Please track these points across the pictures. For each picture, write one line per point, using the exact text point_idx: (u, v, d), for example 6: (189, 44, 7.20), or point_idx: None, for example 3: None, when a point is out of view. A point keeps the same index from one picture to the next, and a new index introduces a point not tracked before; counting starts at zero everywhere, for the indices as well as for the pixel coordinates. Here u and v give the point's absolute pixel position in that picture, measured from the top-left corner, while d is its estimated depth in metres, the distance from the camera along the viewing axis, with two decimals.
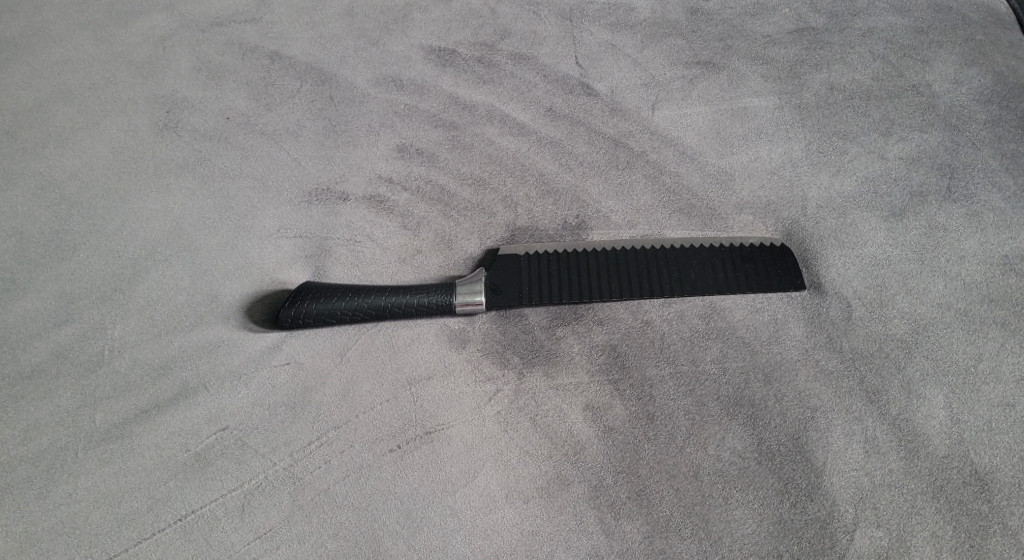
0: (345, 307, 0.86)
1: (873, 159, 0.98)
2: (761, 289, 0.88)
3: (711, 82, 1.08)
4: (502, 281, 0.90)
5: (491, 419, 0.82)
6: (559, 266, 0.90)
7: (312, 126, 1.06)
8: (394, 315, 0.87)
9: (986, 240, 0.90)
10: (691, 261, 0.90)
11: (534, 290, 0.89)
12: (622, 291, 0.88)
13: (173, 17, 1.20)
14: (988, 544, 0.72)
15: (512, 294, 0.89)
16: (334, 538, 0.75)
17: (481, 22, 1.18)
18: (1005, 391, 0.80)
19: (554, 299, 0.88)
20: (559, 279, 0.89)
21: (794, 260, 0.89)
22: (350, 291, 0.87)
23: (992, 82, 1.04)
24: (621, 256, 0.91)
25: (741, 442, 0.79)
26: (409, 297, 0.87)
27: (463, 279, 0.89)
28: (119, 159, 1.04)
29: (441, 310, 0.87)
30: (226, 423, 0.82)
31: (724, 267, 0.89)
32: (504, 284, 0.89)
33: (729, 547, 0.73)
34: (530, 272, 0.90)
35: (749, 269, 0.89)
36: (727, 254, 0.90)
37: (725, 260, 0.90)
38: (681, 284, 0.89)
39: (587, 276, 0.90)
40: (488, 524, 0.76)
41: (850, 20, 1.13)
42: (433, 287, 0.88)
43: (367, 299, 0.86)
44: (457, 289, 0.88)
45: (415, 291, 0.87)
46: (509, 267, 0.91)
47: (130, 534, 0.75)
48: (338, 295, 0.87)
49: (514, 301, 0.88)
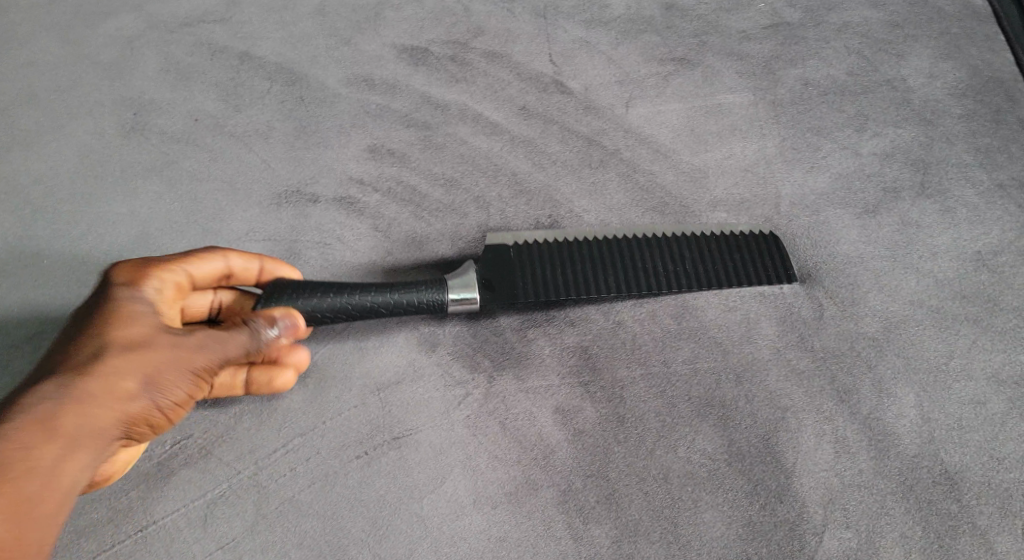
0: (330, 305, 0.78)
1: (847, 155, 0.97)
2: (746, 283, 0.87)
3: (686, 79, 1.06)
4: (495, 277, 0.87)
5: (460, 424, 0.81)
6: (552, 261, 0.88)
7: (282, 128, 1.05)
8: (382, 313, 0.80)
9: (958, 237, 0.90)
10: (679, 253, 0.89)
11: (530, 284, 0.86)
12: (617, 286, 0.87)
13: (141, 17, 1.16)
14: (957, 544, 0.72)
15: (504, 289, 0.86)
16: (297, 548, 0.74)
17: (454, 20, 1.15)
18: (973, 389, 0.80)
19: (550, 293, 0.86)
20: (554, 273, 0.87)
21: (783, 249, 0.89)
22: (330, 287, 0.80)
23: (967, 76, 1.03)
24: (616, 251, 0.89)
25: (712, 443, 0.78)
26: (395, 296, 0.81)
27: (454, 275, 0.85)
28: (86, 162, 1.02)
29: (432, 308, 0.83)
30: (190, 432, 0.81)
31: (710, 260, 0.89)
32: (496, 280, 0.86)
33: (698, 550, 0.73)
34: (522, 265, 0.88)
35: (736, 262, 0.89)
36: (717, 246, 0.90)
37: (712, 252, 0.89)
38: (676, 278, 0.88)
39: (582, 270, 0.88)
40: (454, 531, 0.75)
41: (825, 14, 1.11)
42: (421, 285, 0.82)
43: (350, 295, 0.79)
44: (448, 286, 0.83)
45: (402, 288, 0.81)
46: (502, 261, 0.88)
47: (90, 547, 0.74)
48: (319, 292, 0.79)
49: (505, 296, 0.86)
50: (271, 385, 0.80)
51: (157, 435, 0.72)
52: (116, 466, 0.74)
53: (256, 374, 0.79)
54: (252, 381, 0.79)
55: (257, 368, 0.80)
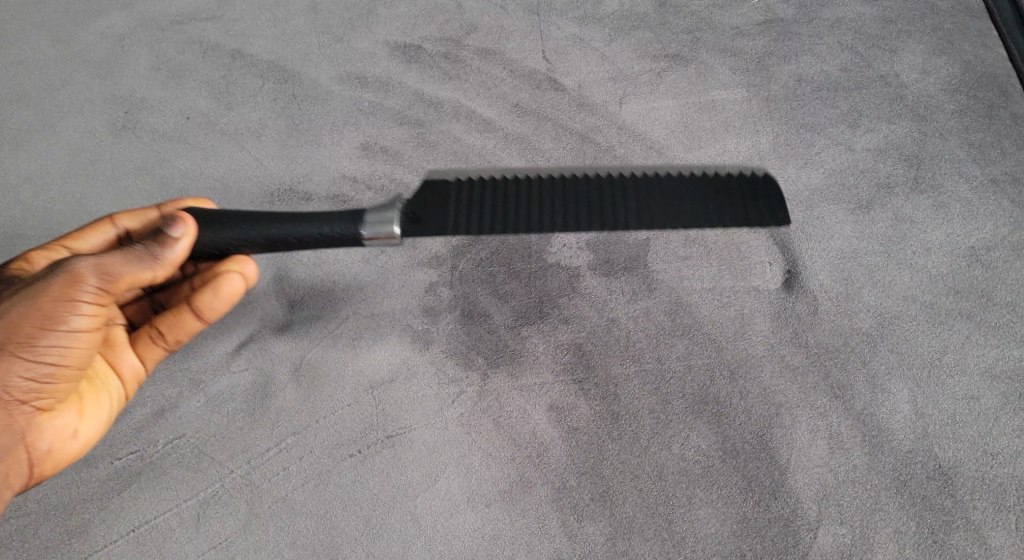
0: (227, 238, 0.74)
1: (841, 151, 0.97)
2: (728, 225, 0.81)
3: (679, 75, 1.06)
4: (425, 210, 0.80)
5: (454, 422, 0.80)
6: (492, 194, 0.82)
7: (274, 126, 1.04)
8: (291, 243, 0.75)
9: (952, 232, 0.90)
10: (653, 193, 0.81)
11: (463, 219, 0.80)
12: (568, 223, 0.80)
13: (133, 15, 1.16)
14: (951, 539, 0.73)
15: (434, 223, 0.79)
16: (290, 547, 0.74)
17: (447, 17, 1.15)
18: (967, 383, 0.80)
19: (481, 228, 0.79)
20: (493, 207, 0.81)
21: (779, 193, 0.83)
22: (232, 217, 0.75)
23: (960, 71, 1.03)
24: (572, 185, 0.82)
25: (706, 440, 0.78)
26: (304, 227, 0.74)
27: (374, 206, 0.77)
28: (76, 161, 1.01)
29: (348, 238, 0.75)
30: (182, 432, 0.80)
31: (695, 199, 0.81)
32: (427, 214, 0.79)
33: (693, 547, 0.73)
34: (457, 198, 0.81)
35: (724, 203, 0.81)
36: (703, 186, 0.82)
37: (697, 193, 0.82)
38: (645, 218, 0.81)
39: (529, 205, 0.81)
40: (448, 529, 0.75)
41: (818, 10, 1.11)
42: (336, 216, 0.75)
43: (257, 228, 0.74)
44: (366, 218, 0.75)
45: (313, 219, 0.74)
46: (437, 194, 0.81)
47: (81, 547, 0.74)
48: (214, 224, 0.75)
49: (435, 230, 0.79)
50: (221, 293, 0.77)
51: (70, 380, 0.71)
52: (60, 437, 0.72)
53: (201, 293, 0.76)
54: (199, 303, 0.77)
55: (199, 288, 0.77)
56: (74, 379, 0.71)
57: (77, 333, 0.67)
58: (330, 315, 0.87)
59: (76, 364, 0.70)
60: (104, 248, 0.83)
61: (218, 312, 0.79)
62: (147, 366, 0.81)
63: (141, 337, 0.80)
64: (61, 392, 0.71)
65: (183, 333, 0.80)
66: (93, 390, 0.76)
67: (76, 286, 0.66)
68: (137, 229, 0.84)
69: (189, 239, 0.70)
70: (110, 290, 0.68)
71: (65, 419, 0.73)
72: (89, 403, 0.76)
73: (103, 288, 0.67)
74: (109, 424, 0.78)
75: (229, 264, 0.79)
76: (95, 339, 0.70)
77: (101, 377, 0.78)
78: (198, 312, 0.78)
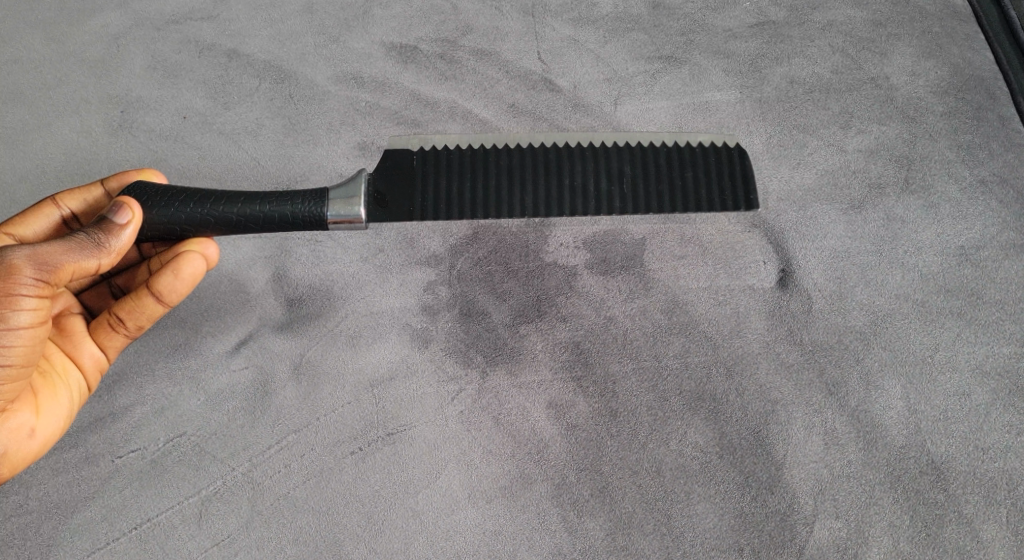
0: (187, 218, 0.77)
1: (832, 151, 0.98)
2: (702, 210, 0.84)
3: (674, 77, 1.07)
4: (391, 191, 0.82)
5: (454, 419, 0.81)
6: (456, 172, 0.84)
7: (271, 126, 1.04)
8: (254, 227, 0.78)
9: (942, 231, 0.92)
10: (625, 169, 0.85)
11: (430, 203, 0.82)
12: (534, 206, 0.83)
13: (127, 13, 1.15)
14: (943, 532, 0.75)
15: (397, 207, 0.82)
16: (294, 544, 0.75)
17: (443, 18, 1.15)
18: (959, 379, 0.82)
19: (442, 214, 0.82)
20: (458, 188, 0.83)
21: (749, 166, 0.86)
22: (193, 197, 0.78)
23: (948, 74, 1.05)
24: (540, 164, 0.85)
25: (704, 436, 0.79)
26: (268, 208, 0.77)
27: (337, 187, 0.80)
28: (72, 160, 1.01)
29: (311, 223, 0.78)
30: (183, 430, 0.80)
31: (673, 180, 0.85)
32: (390, 196, 0.82)
33: (691, 542, 0.74)
34: (421, 176, 0.84)
35: (703, 193, 0.85)
36: (681, 163, 0.86)
37: (677, 172, 0.85)
38: (609, 199, 0.84)
39: (493, 187, 0.84)
40: (450, 525, 0.76)
41: (810, 13, 1.12)
42: (301, 197, 0.78)
43: (220, 209, 0.77)
44: (328, 198, 0.78)
45: (277, 200, 0.77)
46: (403, 174, 0.84)
47: (84, 545, 0.74)
48: (173, 202, 0.77)
49: (398, 214, 0.82)
50: (182, 274, 0.77)
51: (18, 375, 0.70)
52: (16, 437, 0.72)
53: (160, 275, 0.76)
54: (159, 286, 0.76)
55: (158, 271, 0.77)
56: (22, 377, 0.71)
57: (20, 327, 0.67)
58: (330, 313, 0.87)
59: (20, 361, 0.69)
60: (49, 231, 0.86)
61: (180, 294, 0.78)
62: (109, 356, 0.81)
63: (101, 327, 0.80)
64: (11, 391, 0.71)
65: (144, 319, 0.79)
66: (49, 386, 0.76)
67: (13, 279, 0.65)
68: (81, 210, 0.87)
69: (134, 225, 0.72)
70: (50, 281, 0.68)
71: (20, 419, 0.72)
72: (46, 401, 0.75)
73: (42, 279, 0.67)
74: (68, 421, 0.78)
75: (190, 245, 0.79)
76: (38, 333, 0.70)
77: (58, 371, 0.78)
78: (158, 295, 0.77)
